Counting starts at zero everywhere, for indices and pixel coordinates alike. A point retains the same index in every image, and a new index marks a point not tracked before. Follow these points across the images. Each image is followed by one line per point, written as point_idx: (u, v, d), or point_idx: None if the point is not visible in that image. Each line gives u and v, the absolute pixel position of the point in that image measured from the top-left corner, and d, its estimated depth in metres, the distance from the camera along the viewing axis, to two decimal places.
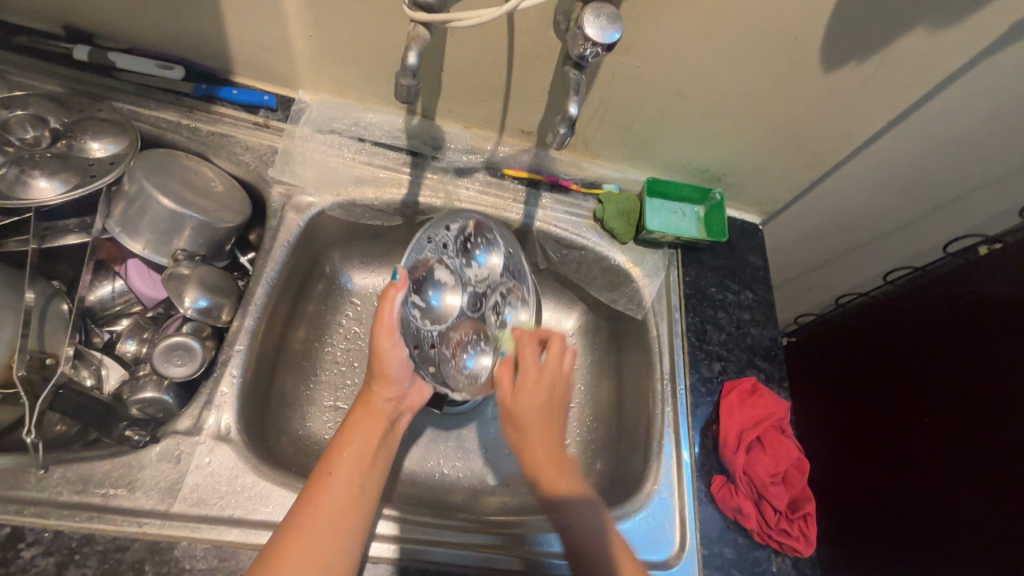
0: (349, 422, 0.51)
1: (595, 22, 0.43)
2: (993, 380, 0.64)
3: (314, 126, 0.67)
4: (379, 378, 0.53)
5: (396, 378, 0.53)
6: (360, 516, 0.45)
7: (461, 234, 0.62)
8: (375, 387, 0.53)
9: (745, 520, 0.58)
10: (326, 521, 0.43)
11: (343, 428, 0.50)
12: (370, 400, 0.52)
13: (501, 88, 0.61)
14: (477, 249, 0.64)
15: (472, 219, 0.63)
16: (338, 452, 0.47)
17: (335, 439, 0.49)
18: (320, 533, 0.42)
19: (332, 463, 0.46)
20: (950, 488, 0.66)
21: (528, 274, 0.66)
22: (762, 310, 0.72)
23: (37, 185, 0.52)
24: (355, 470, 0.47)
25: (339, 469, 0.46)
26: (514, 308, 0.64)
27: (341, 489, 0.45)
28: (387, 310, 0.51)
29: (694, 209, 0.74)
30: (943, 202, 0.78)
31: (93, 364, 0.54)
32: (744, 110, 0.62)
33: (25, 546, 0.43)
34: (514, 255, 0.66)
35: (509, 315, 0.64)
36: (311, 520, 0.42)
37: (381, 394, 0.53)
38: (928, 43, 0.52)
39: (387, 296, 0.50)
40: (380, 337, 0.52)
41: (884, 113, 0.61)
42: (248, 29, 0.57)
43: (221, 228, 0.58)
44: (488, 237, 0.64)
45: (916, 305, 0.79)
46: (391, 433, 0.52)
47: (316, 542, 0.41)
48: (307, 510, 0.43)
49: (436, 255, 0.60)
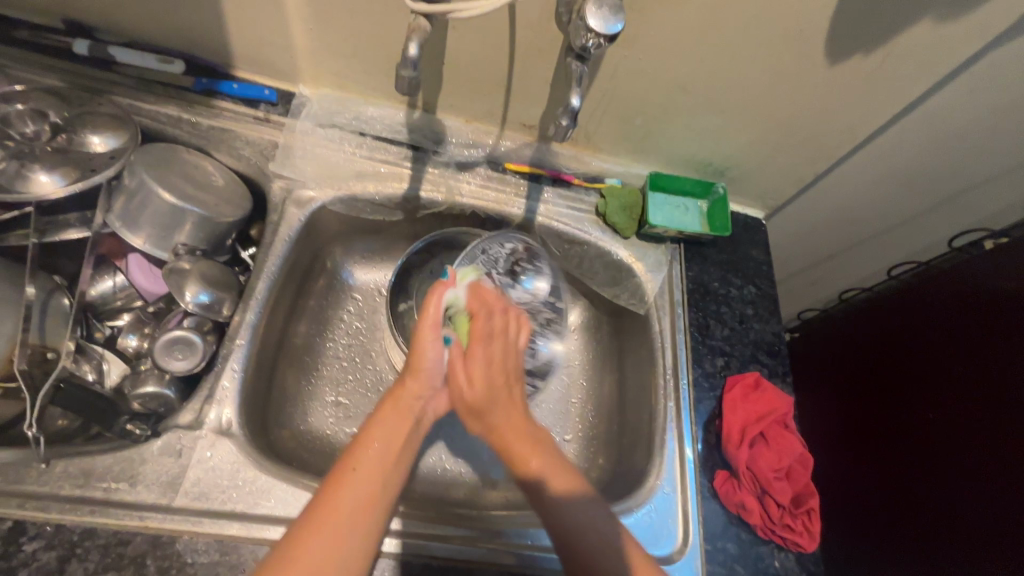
0: (377, 415, 0.51)
1: (597, 13, 0.43)
2: (1000, 376, 0.64)
3: (315, 121, 0.66)
4: (413, 374, 0.53)
5: (432, 374, 0.54)
6: (376, 516, 0.44)
7: (511, 256, 0.68)
8: (407, 382, 0.53)
9: (748, 516, 0.57)
10: (344, 517, 0.42)
11: (369, 422, 0.50)
12: (401, 394, 0.52)
13: (502, 81, 0.61)
14: (525, 273, 0.69)
15: (523, 242, 0.68)
16: (362, 447, 0.47)
17: (360, 433, 0.49)
18: (337, 527, 0.41)
19: (356, 457, 0.46)
20: (953, 485, 0.66)
21: (564, 309, 0.72)
22: (766, 305, 0.71)
23: (38, 180, 0.51)
24: (378, 466, 0.46)
25: (362, 465, 0.46)
26: (548, 338, 0.71)
27: (362, 485, 0.44)
28: (432, 305, 0.54)
29: (697, 203, 0.73)
30: (948, 196, 0.77)
31: (94, 358, 0.54)
32: (748, 103, 0.61)
33: (27, 540, 0.43)
34: (557, 286, 0.72)
35: (543, 345, 0.70)
36: (330, 514, 0.42)
37: (412, 392, 0.53)
38: (935, 34, 0.52)
39: (438, 291, 0.54)
40: (422, 331, 0.53)
41: (889, 105, 0.60)
42: (249, 23, 0.57)
43: (221, 222, 0.57)
44: (535, 265, 0.70)
45: (921, 300, 0.79)
46: (416, 432, 0.52)
47: (333, 537, 0.41)
48: (325, 505, 0.42)
49: (488, 267, 0.66)
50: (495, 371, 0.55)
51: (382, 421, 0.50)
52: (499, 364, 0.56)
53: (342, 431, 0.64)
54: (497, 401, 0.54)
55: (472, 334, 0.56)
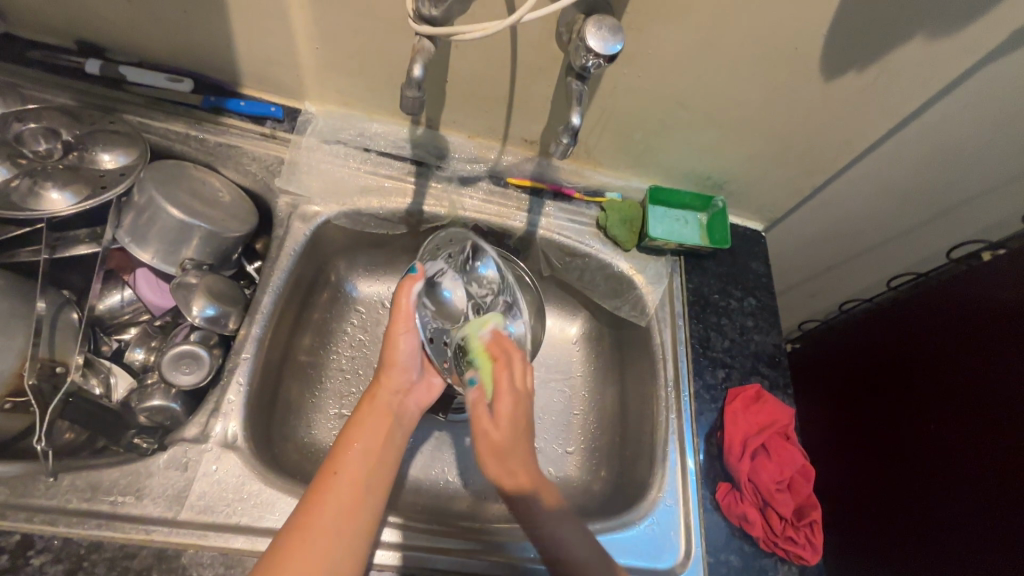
0: (358, 416, 0.52)
1: (597, 34, 0.44)
2: (999, 388, 0.64)
3: (320, 137, 0.68)
4: (388, 368, 0.55)
5: (406, 367, 0.56)
6: (366, 515, 0.45)
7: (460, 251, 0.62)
8: (382, 378, 0.55)
9: (750, 528, 0.57)
10: (332, 520, 0.43)
11: (350, 422, 0.51)
12: (377, 392, 0.54)
13: (504, 99, 0.62)
14: (479, 262, 0.63)
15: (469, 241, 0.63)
16: (346, 446, 0.48)
17: (344, 432, 0.50)
18: (325, 529, 0.42)
19: (339, 460, 0.47)
20: (955, 497, 0.66)
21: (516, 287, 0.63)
22: (766, 317, 0.72)
23: (49, 197, 0.53)
24: (362, 461, 0.48)
25: (345, 467, 0.47)
26: (515, 320, 0.62)
27: (346, 487, 0.45)
28: (405, 296, 0.55)
29: (697, 216, 0.74)
30: (945, 209, 0.78)
31: (102, 372, 0.55)
32: (745, 118, 0.62)
33: (35, 554, 0.44)
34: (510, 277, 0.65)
35: (512, 327, 0.62)
36: (319, 510, 0.43)
37: (387, 387, 0.54)
38: (928, 51, 0.53)
39: (405, 285, 0.55)
40: (396, 323, 0.55)
41: (885, 121, 0.61)
42: (257, 43, 0.59)
43: (228, 237, 0.58)
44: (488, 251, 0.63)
45: (920, 311, 0.79)
46: (397, 426, 0.53)
47: (321, 541, 0.42)
48: (312, 504, 0.44)
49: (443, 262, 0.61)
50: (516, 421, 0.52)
51: (363, 418, 0.51)
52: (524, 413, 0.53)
53: None
54: (519, 448, 0.51)
55: (495, 377, 0.54)
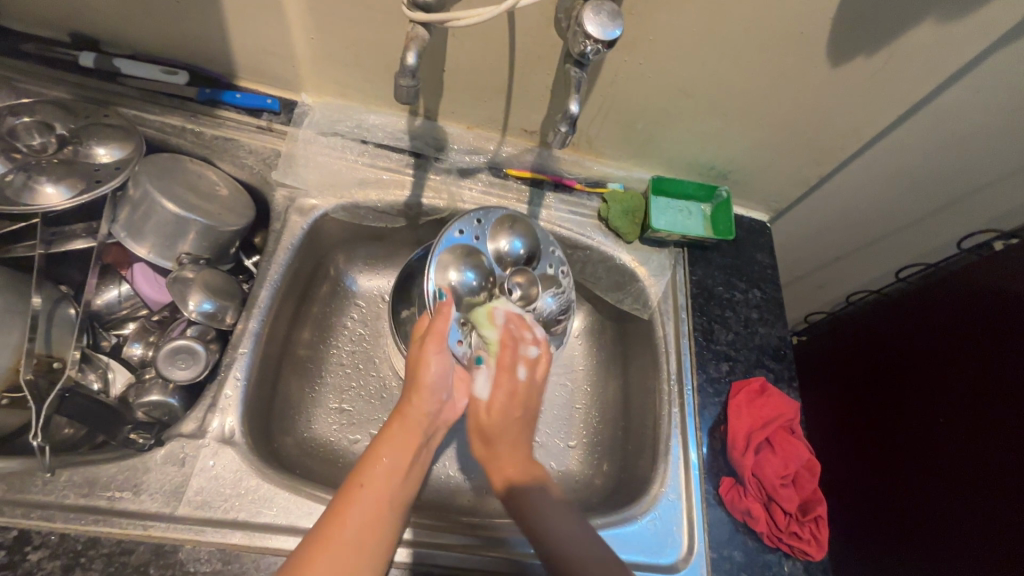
0: (385, 432, 0.50)
1: (596, 19, 0.43)
2: (1006, 381, 0.63)
3: (316, 129, 0.67)
4: (418, 387, 0.51)
5: (435, 389, 0.52)
6: (387, 531, 0.43)
7: (466, 248, 0.59)
8: (415, 398, 0.51)
9: (754, 523, 0.56)
10: (353, 533, 0.42)
11: (378, 440, 0.49)
12: (409, 411, 0.51)
13: (503, 88, 0.61)
14: (488, 258, 0.61)
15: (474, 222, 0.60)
16: (371, 463, 0.47)
17: (370, 448, 0.48)
18: (346, 543, 0.41)
19: (364, 473, 0.46)
20: (964, 491, 0.65)
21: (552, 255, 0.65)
22: (771, 309, 0.71)
23: (45, 192, 0.52)
24: (389, 483, 0.46)
25: (370, 482, 0.45)
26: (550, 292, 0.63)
27: (370, 504, 0.44)
28: (440, 323, 0.52)
29: (700, 206, 0.73)
30: (956, 199, 0.76)
31: (100, 367, 0.55)
32: (749, 107, 0.61)
33: (32, 550, 0.44)
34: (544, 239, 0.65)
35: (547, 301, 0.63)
36: (336, 529, 0.41)
37: (419, 406, 0.51)
38: (939, 35, 0.51)
39: (444, 312, 0.52)
40: (427, 344, 0.51)
41: (894, 108, 0.60)
42: (250, 33, 0.58)
43: (225, 231, 0.58)
44: (493, 229, 0.62)
45: (929, 302, 0.78)
46: (425, 447, 0.51)
47: (341, 555, 0.40)
48: (335, 518, 0.42)
49: (450, 261, 0.57)
50: (505, 399, 0.56)
51: (391, 435, 0.49)
52: (520, 398, 0.57)
53: (346, 438, 0.64)
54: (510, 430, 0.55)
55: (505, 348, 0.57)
